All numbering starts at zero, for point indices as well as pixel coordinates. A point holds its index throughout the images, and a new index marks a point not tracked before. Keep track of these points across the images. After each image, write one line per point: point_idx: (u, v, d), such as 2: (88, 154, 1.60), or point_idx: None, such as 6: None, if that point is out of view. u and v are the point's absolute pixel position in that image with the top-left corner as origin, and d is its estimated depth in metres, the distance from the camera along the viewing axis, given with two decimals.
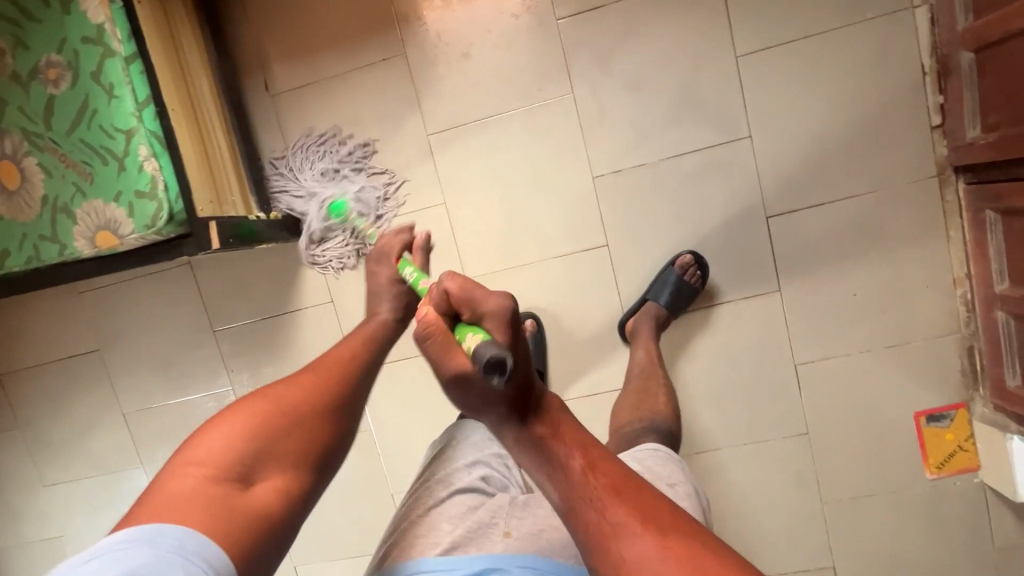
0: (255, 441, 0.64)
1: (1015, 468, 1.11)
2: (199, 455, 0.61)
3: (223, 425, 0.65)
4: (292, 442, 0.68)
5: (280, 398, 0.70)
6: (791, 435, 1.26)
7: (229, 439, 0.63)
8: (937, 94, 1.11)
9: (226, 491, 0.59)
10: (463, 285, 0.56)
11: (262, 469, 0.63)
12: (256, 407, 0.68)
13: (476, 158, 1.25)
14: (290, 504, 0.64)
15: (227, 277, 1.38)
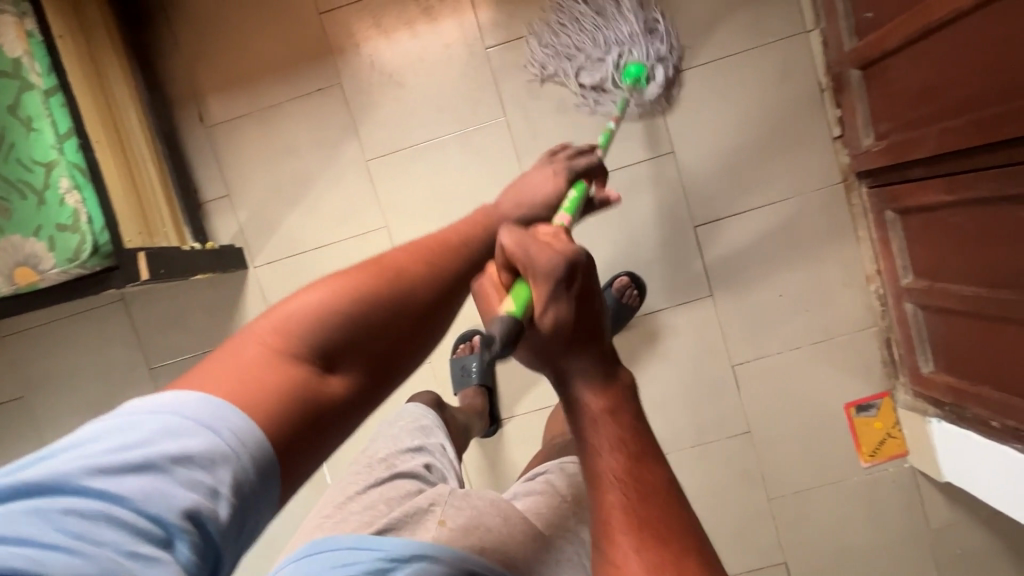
0: (333, 320, 0.50)
1: (937, 448, 1.19)
2: (281, 322, 0.49)
3: (306, 292, 0.51)
4: (378, 331, 0.52)
5: (385, 274, 0.55)
6: (735, 435, 1.30)
7: (307, 315, 0.49)
8: (835, 108, 1.21)
9: (300, 379, 0.47)
10: (521, 242, 0.52)
11: (346, 361, 0.50)
12: (347, 282, 0.53)
13: (416, 181, 1.28)
14: (354, 411, 0.50)
15: (164, 312, 1.34)
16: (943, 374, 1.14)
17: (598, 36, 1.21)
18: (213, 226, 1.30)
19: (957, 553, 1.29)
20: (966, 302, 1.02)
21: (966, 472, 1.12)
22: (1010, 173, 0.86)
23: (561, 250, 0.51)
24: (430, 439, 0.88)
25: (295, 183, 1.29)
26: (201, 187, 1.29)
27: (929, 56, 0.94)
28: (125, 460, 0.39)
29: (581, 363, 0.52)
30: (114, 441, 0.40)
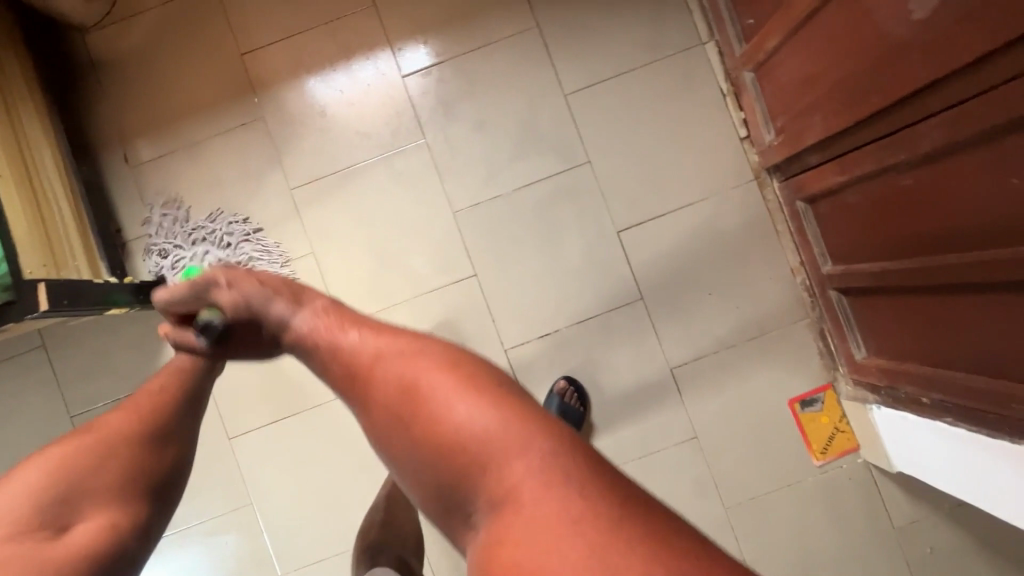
0: (56, 483, 0.66)
1: (882, 437, 1.15)
2: (2, 510, 0.63)
3: (22, 478, 0.66)
4: (106, 474, 0.69)
5: (91, 437, 0.71)
6: (681, 442, 1.26)
7: (23, 492, 0.64)
8: (739, 110, 1.27)
9: (40, 539, 0.62)
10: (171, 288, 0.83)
11: (87, 507, 0.66)
12: (64, 453, 0.69)
13: (341, 206, 1.29)
14: (120, 538, 0.66)
15: (87, 354, 1.30)
16: (875, 357, 1.12)
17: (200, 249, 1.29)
18: (138, 263, 1.29)
19: (926, 552, 1.23)
20: (875, 280, 1.02)
21: (911, 456, 1.09)
22: (885, 144, 0.88)
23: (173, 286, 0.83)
24: None
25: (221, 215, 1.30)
26: (127, 226, 1.30)
27: (801, 47, 1.00)
28: None
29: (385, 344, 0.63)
30: None
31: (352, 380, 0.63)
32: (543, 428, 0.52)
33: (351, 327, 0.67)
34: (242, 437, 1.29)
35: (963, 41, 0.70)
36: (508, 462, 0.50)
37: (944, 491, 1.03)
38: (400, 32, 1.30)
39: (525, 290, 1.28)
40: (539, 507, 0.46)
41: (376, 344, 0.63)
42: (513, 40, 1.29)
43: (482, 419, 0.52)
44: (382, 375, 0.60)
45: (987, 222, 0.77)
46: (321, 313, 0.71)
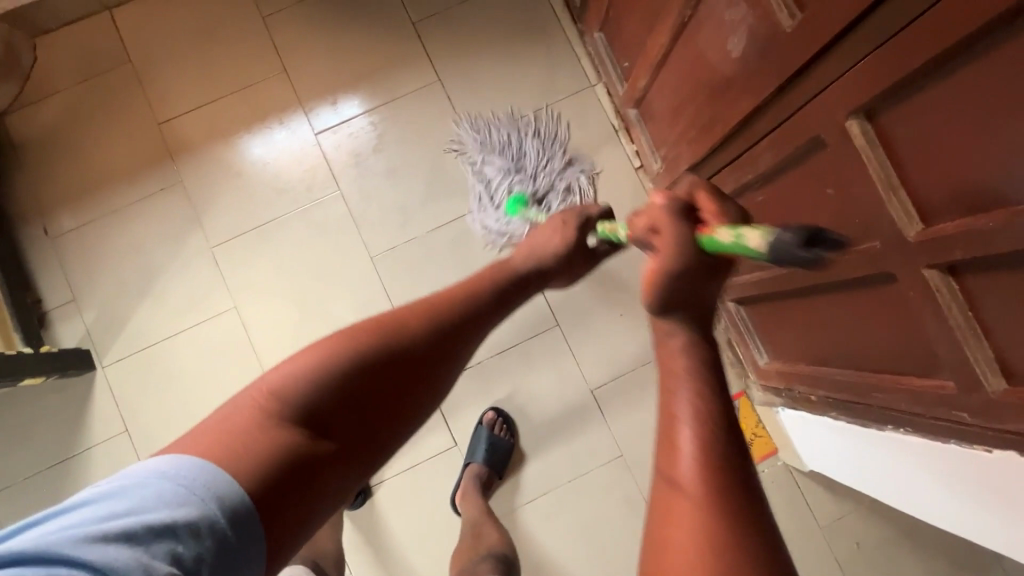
0: (338, 377, 0.52)
1: (793, 438, 1.20)
2: (283, 374, 0.52)
3: (314, 348, 0.54)
4: (378, 384, 0.54)
5: (392, 329, 0.56)
6: (608, 461, 1.29)
7: (308, 368, 0.52)
8: (631, 143, 1.37)
9: (291, 438, 0.50)
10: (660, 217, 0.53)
11: (345, 419, 0.52)
12: (342, 337, 0.54)
13: (261, 260, 1.34)
14: (350, 467, 0.52)
15: (10, 429, 1.29)
16: (774, 362, 1.18)
17: (494, 153, 1.36)
18: (59, 332, 1.30)
19: (853, 548, 1.26)
20: (755, 289, 1.09)
21: (820, 456, 1.14)
22: (736, 166, 0.97)
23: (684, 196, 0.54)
24: None
25: (143, 278, 1.33)
26: (47, 295, 1.31)
27: (663, 84, 1.10)
28: (113, 530, 0.43)
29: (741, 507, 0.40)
30: (108, 506, 0.44)
31: (658, 462, 0.44)
32: None
33: (690, 419, 0.44)
34: None
35: (765, 76, 0.80)
36: None
37: (851, 486, 1.07)
38: (312, 93, 1.39)
39: None
40: None
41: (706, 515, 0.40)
42: (418, 93, 1.39)
43: None
44: (682, 525, 0.40)
45: (816, 228, 0.85)
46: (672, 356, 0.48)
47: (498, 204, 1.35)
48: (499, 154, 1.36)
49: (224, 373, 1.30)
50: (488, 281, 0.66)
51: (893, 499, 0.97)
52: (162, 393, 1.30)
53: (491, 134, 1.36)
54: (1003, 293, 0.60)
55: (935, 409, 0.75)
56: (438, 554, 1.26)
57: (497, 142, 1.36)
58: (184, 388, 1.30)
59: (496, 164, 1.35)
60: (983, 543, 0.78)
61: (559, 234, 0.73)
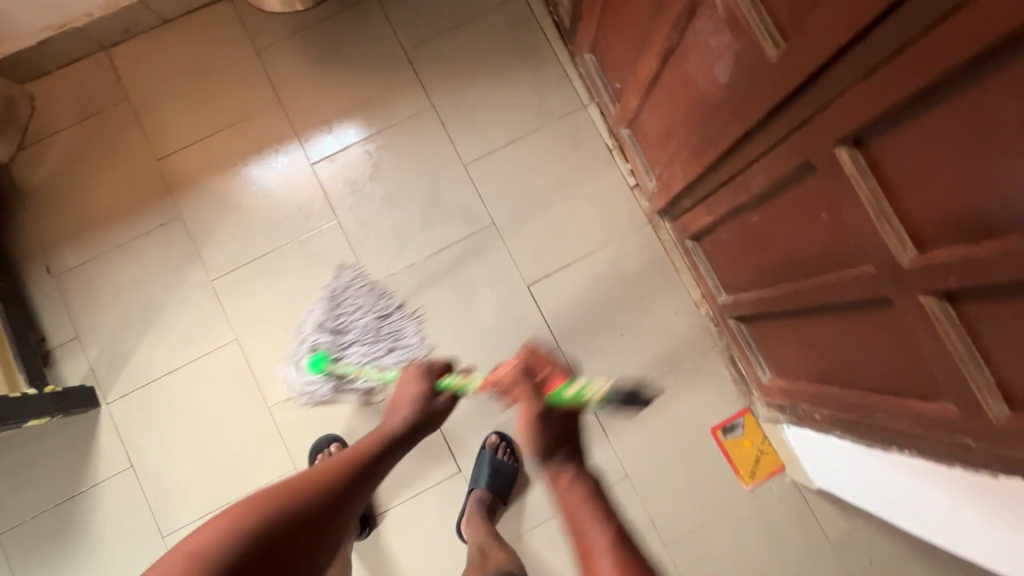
0: (259, 527, 0.59)
1: (799, 455, 1.19)
2: (201, 538, 0.57)
3: (227, 512, 0.60)
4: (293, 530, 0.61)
5: (296, 487, 0.66)
6: (614, 483, 1.28)
7: (222, 528, 0.58)
8: (625, 162, 1.37)
9: None
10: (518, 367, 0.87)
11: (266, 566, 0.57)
12: (251, 500, 0.62)
13: (262, 291, 1.35)
14: None
15: (15, 467, 1.29)
16: (778, 379, 1.17)
17: (337, 317, 1.25)
18: (62, 369, 1.31)
19: (866, 565, 1.24)
20: (754, 308, 1.09)
21: (827, 474, 1.12)
22: (729, 188, 0.97)
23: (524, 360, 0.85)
24: None
25: (145, 313, 1.34)
26: (51, 334, 1.33)
27: (654, 106, 1.10)
28: None
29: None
30: None
31: None
32: None
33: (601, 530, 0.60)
34: (175, 535, 1.27)
35: (754, 101, 0.80)
36: None
37: (860, 505, 1.05)
38: (306, 124, 1.40)
39: (445, 353, 1.32)
40: None
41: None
42: (411, 120, 1.40)
43: None
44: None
45: (811, 249, 0.84)
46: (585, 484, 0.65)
47: (299, 366, 1.23)
48: (345, 314, 1.26)
49: (226, 405, 1.31)
50: (371, 443, 0.81)
51: (901, 520, 0.95)
52: (166, 427, 1.30)
53: (345, 298, 1.27)
54: (1001, 320, 0.59)
55: (937, 432, 0.74)
56: None
57: (355, 308, 1.27)
58: (188, 422, 1.30)
59: (333, 325, 1.23)
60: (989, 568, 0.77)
61: (411, 385, 0.94)
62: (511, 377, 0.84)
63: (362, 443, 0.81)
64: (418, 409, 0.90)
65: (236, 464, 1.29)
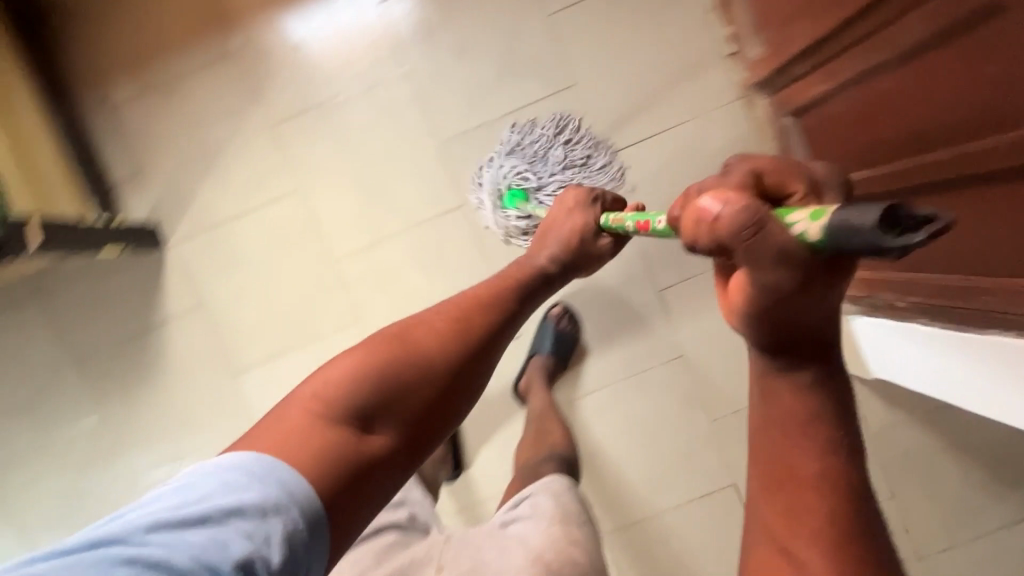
0: (377, 381, 0.58)
1: (861, 344, 1.19)
2: (322, 384, 0.57)
3: (344, 359, 0.60)
4: (417, 383, 0.59)
5: (418, 336, 0.62)
6: (669, 360, 1.31)
7: (349, 372, 0.58)
8: (724, 26, 1.24)
9: (335, 434, 0.55)
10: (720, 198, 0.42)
11: (384, 417, 0.57)
12: (379, 352, 0.60)
13: (326, 140, 1.29)
14: (394, 460, 0.57)
15: (85, 299, 1.32)
16: (858, 269, 1.15)
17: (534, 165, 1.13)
18: (125, 204, 1.29)
19: (901, 454, 1.31)
20: (855, 190, 1.03)
21: (888, 361, 1.12)
22: (866, 46, 0.88)
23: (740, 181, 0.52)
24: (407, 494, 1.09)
25: (205, 155, 1.29)
26: (110, 169, 1.30)
27: None
28: (179, 518, 0.48)
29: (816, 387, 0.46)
30: (172, 503, 0.49)
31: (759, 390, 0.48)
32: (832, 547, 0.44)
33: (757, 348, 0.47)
34: (245, 373, 1.32)
35: None
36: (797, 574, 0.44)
37: (916, 389, 1.06)
38: None
39: None
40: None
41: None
42: None
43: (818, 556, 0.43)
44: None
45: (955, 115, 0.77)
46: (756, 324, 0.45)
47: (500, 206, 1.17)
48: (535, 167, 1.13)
49: (290, 254, 1.30)
50: (519, 279, 0.77)
51: (959, 401, 0.94)
52: (231, 271, 1.31)
53: (526, 139, 1.16)
54: None
55: None
56: (500, 439, 1.33)
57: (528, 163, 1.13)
58: (253, 267, 1.31)
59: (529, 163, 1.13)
60: None
61: (571, 217, 0.89)
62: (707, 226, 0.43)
63: (509, 289, 0.74)
64: (571, 248, 0.87)
65: (302, 312, 1.31)
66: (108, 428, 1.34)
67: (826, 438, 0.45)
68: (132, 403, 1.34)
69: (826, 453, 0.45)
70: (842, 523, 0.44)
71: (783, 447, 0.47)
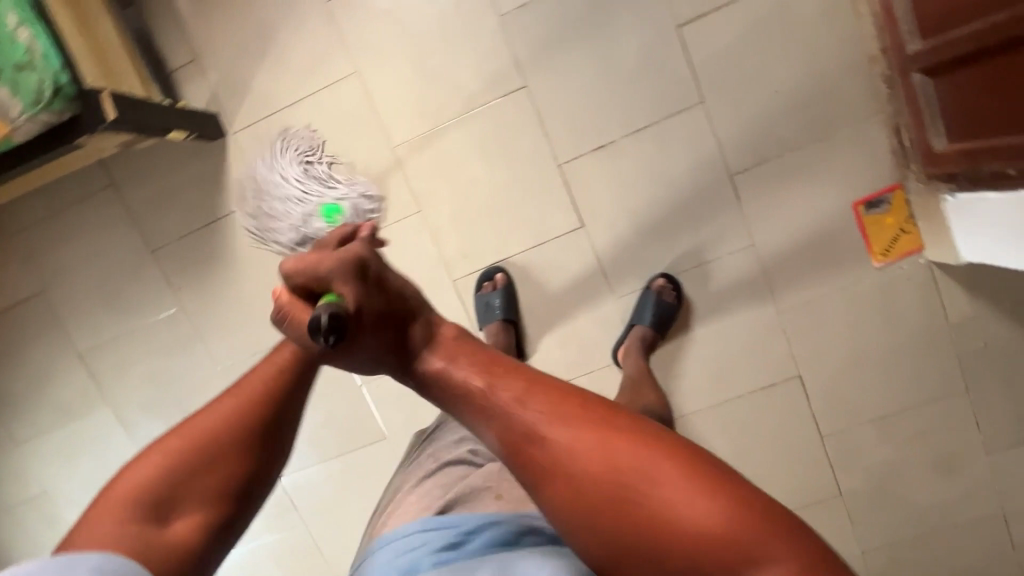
0: (170, 470, 0.55)
1: (952, 228, 1.13)
2: (124, 488, 0.54)
3: (135, 463, 0.55)
4: (206, 476, 0.56)
5: (192, 421, 0.58)
6: (737, 251, 1.27)
7: (141, 475, 0.54)
8: None
9: (147, 534, 0.52)
10: (301, 259, 0.52)
11: (183, 504, 0.54)
12: (167, 441, 0.56)
13: (381, 17, 1.23)
14: (213, 543, 0.55)
15: (154, 190, 1.36)
16: (955, 145, 1.05)
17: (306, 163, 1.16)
18: (184, 92, 1.28)
19: (978, 349, 1.26)
20: (968, 45, 0.92)
21: (983, 243, 1.06)
22: None
23: (330, 258, 0.52)
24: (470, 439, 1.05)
25: (260, 37, 1.26)
26: (168, 54, 1.28)
27: None
28: None
29: (446, 367, 0.48)
30: None
31: (501, 431, 0.45)
32: (658, 439, 0.43)
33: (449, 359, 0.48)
34: None
35: None
36: (668, 510, 0.40)
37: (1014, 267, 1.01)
38: None
39: (576, 103, 1.23)
40: (669, 491, 0.40)
41: (512, 395, 0.45)
42: None
43: (694, 504, 0.39)
44: (662, 470, 0.41)
45: None
46: (452, 347, 0.49)
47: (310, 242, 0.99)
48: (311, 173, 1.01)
49: (348, 142, 1.28)
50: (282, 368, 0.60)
51: None
52: None
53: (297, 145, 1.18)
54: None
55: None
56: (561, 328, 1.34)
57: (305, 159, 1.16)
58: None
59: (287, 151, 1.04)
60: None
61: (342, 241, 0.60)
62: (302, 270, 0.52)
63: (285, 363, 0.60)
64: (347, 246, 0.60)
65: None
66: (185, 316, 1.41)
67: (528, 380, 0.46)
68: (205, 293, 1.40)
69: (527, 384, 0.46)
70: (641, 441, 0.43)
71: (485, 395, 0.46)
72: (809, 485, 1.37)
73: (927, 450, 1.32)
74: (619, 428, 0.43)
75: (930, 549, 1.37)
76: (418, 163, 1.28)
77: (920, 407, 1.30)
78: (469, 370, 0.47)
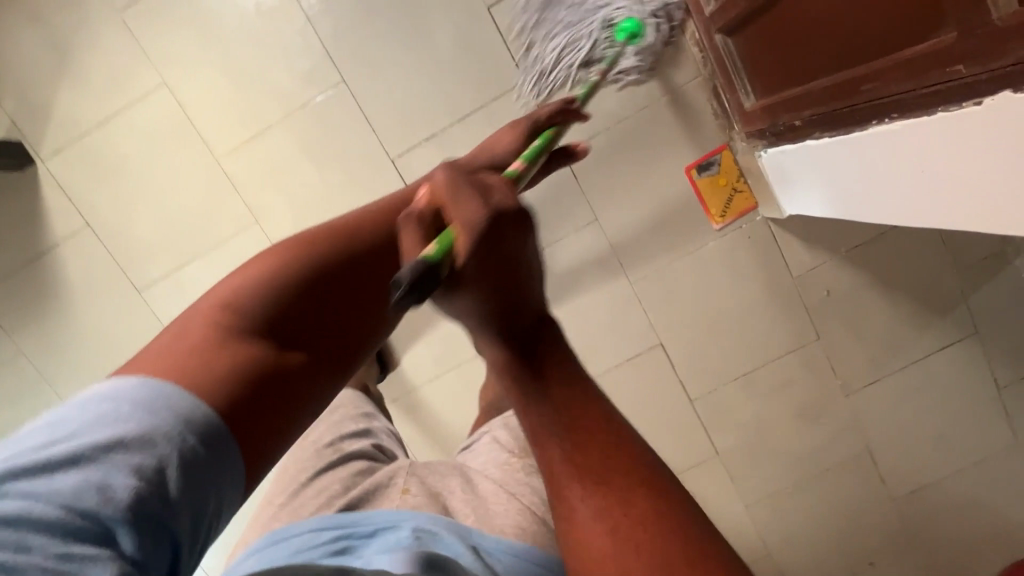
0: (276, 288, 0.55)
1: (771, 181, 1.15)
2: (215, 299, 0.53)
3: (232, 276, 0.56)
4: (308, 308, 0.55)
5: (290, 253, 0.58)
6: (583, 227, 1.27)
7: (238, 290, 0.54)
8: None
9: (246, 352, 0.49)
10: (448, 184, 0.42)
11: (292, 335, 0.53)
12: (260, 262, 0.57)
13: (181, 23, 1.17)
14: (313, 387, 0.52)
15: None
16: (759, 101, 1.07)
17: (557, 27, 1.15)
18: None
19: (823, 296, 1.30)
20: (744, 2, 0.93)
21: (795, 193, 1.08)
22: None
23: (490, 198, 0.41)
24: (376, 425, 0.96)
25: (55, 55, 1.18)
26: None
27: None
28: (47, 457, 0.39)
29: (571, 389, 0.44)
30: (42, 435, 0.40)
31: (557, 465, 0.43)
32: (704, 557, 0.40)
33: (568, 402, 0.44)
34: (149, 288, 1.28)
35: None
36: None
37: (819, 214, 1.03)
38: None
39: (398, 93, 1.20)
40: None
41: (564, 408, 0.43)
42: None
43: None
44: None
45: None
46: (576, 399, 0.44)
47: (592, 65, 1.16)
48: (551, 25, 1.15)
49: (169, 156, 1.22)
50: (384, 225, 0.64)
51: (856, 213, 0.91)
52: (112, 182, 1.23)
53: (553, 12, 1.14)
54: None
55: (931, 74, 0.65)
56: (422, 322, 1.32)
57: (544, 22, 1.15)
58: (132, 177, 1.23)
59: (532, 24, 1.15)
60: (932, 223, 0.72)
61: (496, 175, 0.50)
62: (444, 190, 0.42)
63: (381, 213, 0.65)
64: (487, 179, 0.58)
65: (196, 220, 1.25)
66: (25, 358, 1.32)
67: (625, 451, 0.43)
68: (41, 331, 1.31)
69: (626, 456, 0.43)
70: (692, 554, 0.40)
71: (562, 437, 0.43)
72: (686, 449, 1.39)
73: (791, 400, 1.36)
74: (670, 531, 0.41)
75: (811, 494, 1.40)
76: (248, 169, 1.23)
77: (779, 358, 1.33)
78: (588, 416, 0.44)
